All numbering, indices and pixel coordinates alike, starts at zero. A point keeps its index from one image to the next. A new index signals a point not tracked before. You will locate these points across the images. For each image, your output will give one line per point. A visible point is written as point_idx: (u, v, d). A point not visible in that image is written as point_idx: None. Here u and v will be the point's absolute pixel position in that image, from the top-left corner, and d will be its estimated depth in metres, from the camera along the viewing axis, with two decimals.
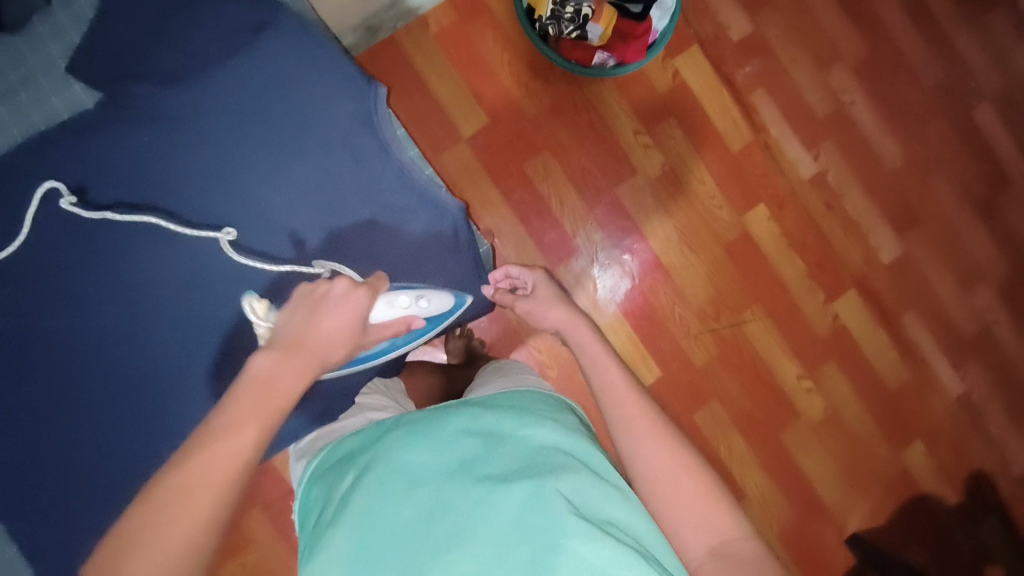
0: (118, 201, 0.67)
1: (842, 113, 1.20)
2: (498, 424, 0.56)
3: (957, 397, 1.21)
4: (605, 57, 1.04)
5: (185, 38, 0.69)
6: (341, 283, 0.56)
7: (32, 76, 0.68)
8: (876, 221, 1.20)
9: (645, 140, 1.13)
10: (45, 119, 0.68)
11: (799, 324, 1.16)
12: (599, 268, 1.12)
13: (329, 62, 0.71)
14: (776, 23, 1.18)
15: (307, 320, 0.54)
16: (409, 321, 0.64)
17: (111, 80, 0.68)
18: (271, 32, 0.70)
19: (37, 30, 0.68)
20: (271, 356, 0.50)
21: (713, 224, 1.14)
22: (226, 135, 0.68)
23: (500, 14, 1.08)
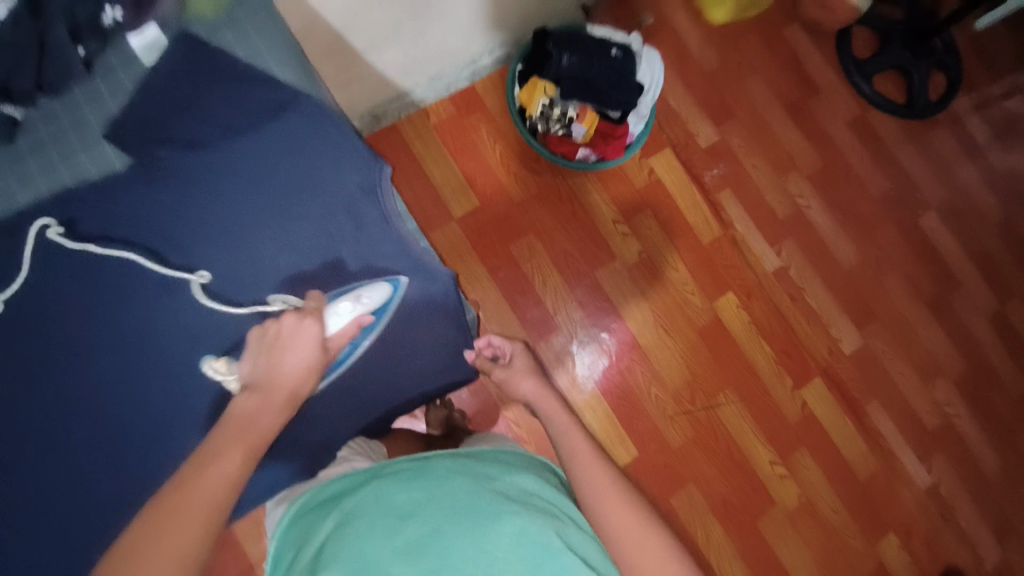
0: (105, 235, 0.70)
1: (800, 214, 1.32)
2: (483, 469, 0.59)
3: (926, 489, 1.23)
4: (588, 153, 1.14)
5: (212, 109, 0.73)
6: (290, 317, 0.62)
7: (63, 134, 0.70)
8: (837, 314, 1.28)
9: (624, 229, 1.21)
10: (70, 176, 0.69)
11: (771, 409, 1.19)
12: (578, 346, 1.16)
13: (343, 141, 0.78)
14: (739, 134, 1.32)
15: (271, 358, 0.59)
16: (357, 325, 0.69)
17: (135, 139, 0.71)
18: (294, 112, 0.75)
19: (72, 95, 0.70)
20: (246, 400, 0.57)
21: (687, 308, 1.21)
22: (240, 198, 0.74)
23: (493, 111, 1.20)
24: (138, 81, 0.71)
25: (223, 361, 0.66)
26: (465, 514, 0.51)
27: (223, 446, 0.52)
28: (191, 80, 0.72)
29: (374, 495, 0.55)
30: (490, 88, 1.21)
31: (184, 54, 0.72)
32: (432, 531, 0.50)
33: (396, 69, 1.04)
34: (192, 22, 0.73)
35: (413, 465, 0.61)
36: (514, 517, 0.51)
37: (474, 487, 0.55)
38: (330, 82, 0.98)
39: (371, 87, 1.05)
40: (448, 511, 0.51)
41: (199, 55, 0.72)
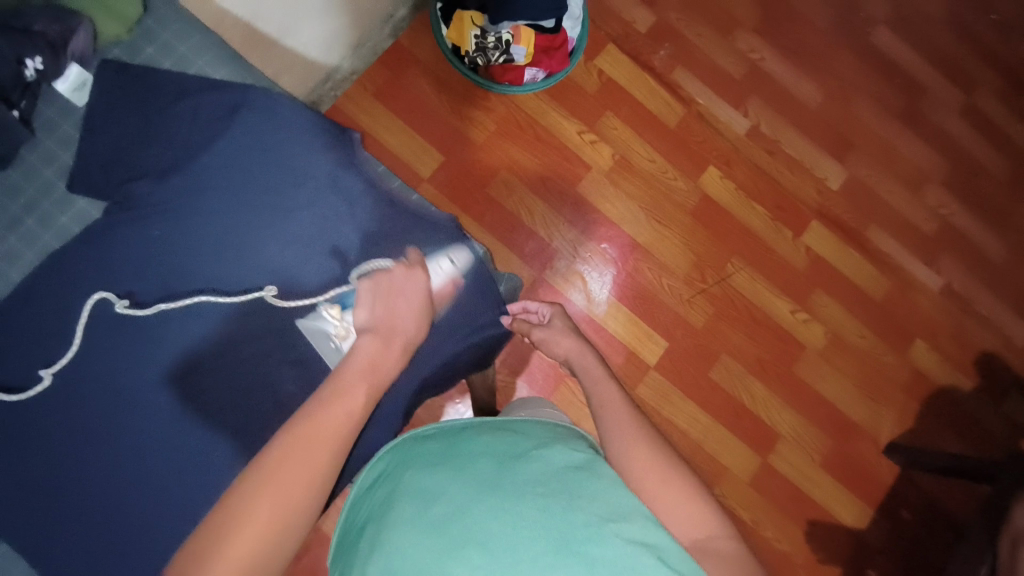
0: (168, 293, 0.69)
1: (755, 68, 1.31)
2: (512, 446, 0.61)
3: (941, 291, 1.28)
4: (536, 72, 1.11)
5: (167, 132, 0.71)
6: (402, 268, 0.64)
7: (36, 203, 0.69)
8: (816, 154, 1.29)
9: (591, 138, 1.21)
10: (60, 237, 0.70)
11: (779, 264, 1.22)
12: (583, 263, 1.17)
13: (303, 121, 0.74)
14: (674, 7, 1.29)
15: (390, 304, 0.61)
16: (452, 283, 0.73)
17: (111, 183, 0.70)
18: (246, 109, 0.72)
19: (27, 159, 0.69)
20: (372, 343, 0.57)
21: (674, 195, 1.21)
22: (229, 211, 0.70)
23: (428, 61, 1.16)
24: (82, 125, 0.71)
25: (337, 309, 0.68)
26: (490, 495, 0.54)
27: (353, 391, 0.52)
28: (135, 107, 0.71)
29: (404, 482, 0.58)
30: (417, 39, 1.17)
31: (121, 84, 0.71)
32: (455, 512, 0.53)
33: (324, 48, 1.02)
34: (112, 49, 0.72)
35: (441, 441, 0.63)
36: (536, 493, 0.55)
37: (498, 465, 0.58)
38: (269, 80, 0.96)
39: (304, 72, 1.03)
40: (472, 492, 0.55)
41: (130, 80, 0.71)
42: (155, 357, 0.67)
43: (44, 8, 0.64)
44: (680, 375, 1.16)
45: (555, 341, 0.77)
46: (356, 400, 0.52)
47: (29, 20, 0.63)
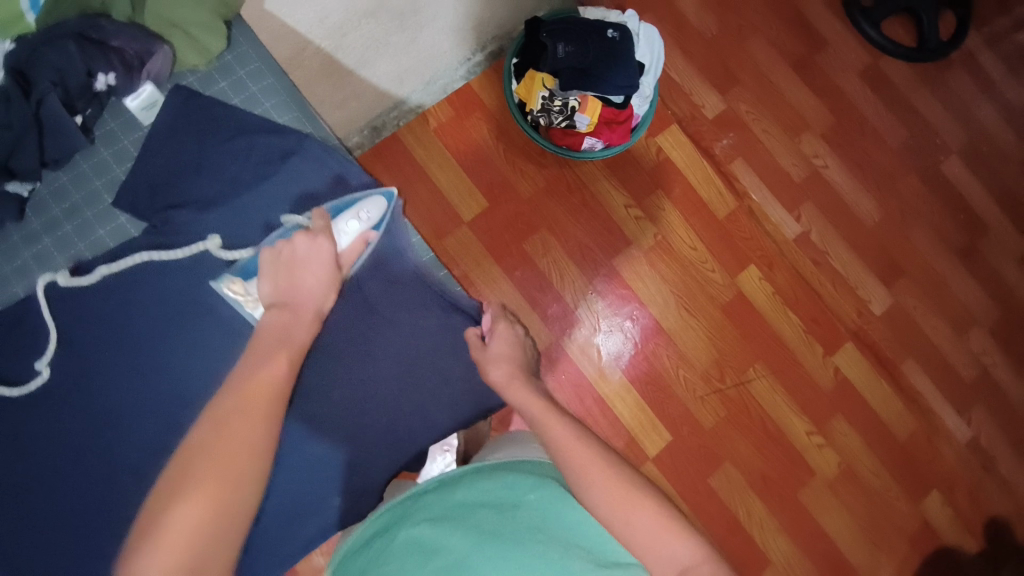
0: (112, 255, 0.68)
1: (817, 175, 1.28)
2: (507, 493, 0.63)
3: (968, 444, 1.22)
4: (594, 142, 1.08)
5: (219, 165, 0.72)
6: (301, 239, 0.65)
7: (78, 209, 0.69)
8: (862, 274, 1.25)
9: (637, 213, 1.19)
10: (93, 248, 0.69)
11: (804, 379, 1.18)
12: (603, 336, 1.15)
13: (351, 180, 0.75)
14: (745, 100, 1.28)
15: (291, 275, 0.64)
16: (364, 241, 0.71)
17: (152, 206, 0.69)
18: (299, 157, 0.73)
19: (80, 166, 0.69)
20: (277, 314, 0.62)
21: (709, 287, 1.19)
22: (259, 254, 0.71)
23: (493, 108, 1.18)
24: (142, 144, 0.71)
25: (239, 283, 0.68)
26: (489, 543, 0.56)
27: (268, 358, 0.56)
28: (191, 133, 0.71)
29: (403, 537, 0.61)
30: (487, 84, 1.18)
31: (183, 111, 0.71)
32: (456, 558, 0.56)
33: (392, 79, 1.02)
34: (187, 75, 0.72)
35: (443, 489, 0.67)
36: (533, 541, 0.57)
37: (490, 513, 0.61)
38: (329, 102, 0.97)
39: (367, 99, 1.03)
40: (471, 540, 0.57)
41: (193, 110, 0.71)
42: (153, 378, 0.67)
43: (124, 25, 0.65)
44: (678, 473, 1.12)
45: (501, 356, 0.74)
46: (274, 368, 0.56)
47: (107, 34, 0.64)
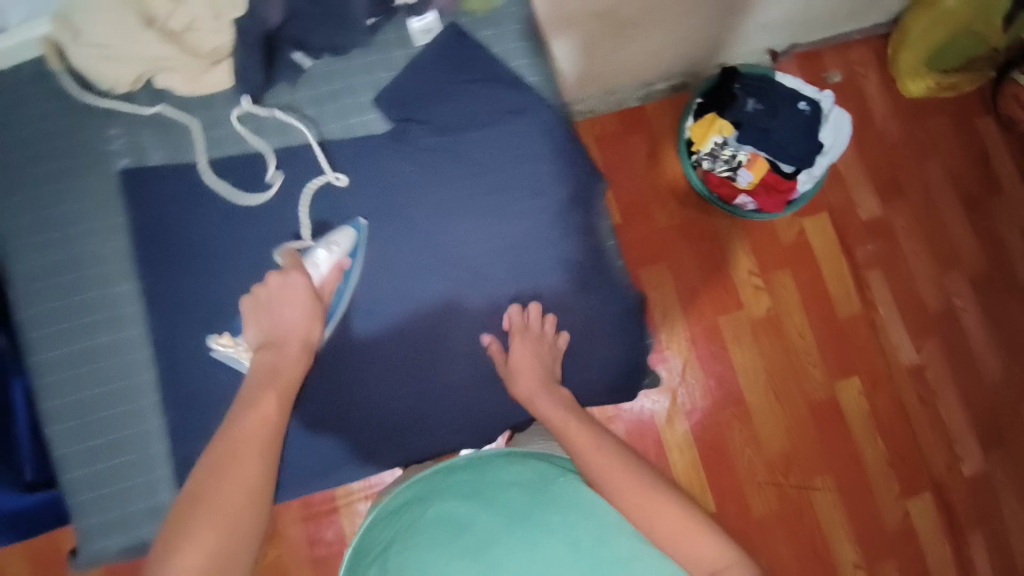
0: (286, 105, 0.82)
1: (952, 315, 1.23)
2: (540, 479, 0.72)
3: None
4: (748, 201, 1.07)
5: (461, 99, 0.84)
6: (273, 279, 0.75)
7: (341, 96, 0.83)
8: (964, 430, 1.19)
9: (757, 283, 1.18)
10: (341, 129, 0.83)
11: (869, 509, 1.13)
12: (682, 384, 1.14)
13: (568, 157, 0.87)
14: (903, 214, 1.25)
15: (271, 315, 0.74)
16: (338, 268, 0.78)
17: (403, 113, 0.83)
18: (527, 116, 0.85)
19: (352, 60, 0.83)
20: (264, 352, 0.72)
21: (805, 380, 1.16)
22: (469, 184, 0.84)
23: (657, 135, 1.20)
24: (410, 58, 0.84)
25: (227, 336, 0.76)
26: (518, 524, 0.64)
27: (258, 400, 0.66)
28: (445, 68, 0.84)
29: (433, 508, 0.69)
30: (660, 113, 1.21)
31: (451, 42, 0.84)
32: (487, 533, 0.64)
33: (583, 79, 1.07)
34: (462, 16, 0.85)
35: (473, 471, 0.74)
36: (561, 523, 0.65)
37: (507, 497, 0.69)
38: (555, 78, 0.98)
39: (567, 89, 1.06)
40: (502, 522, 0.65)
41: (461, 47, 0.84)
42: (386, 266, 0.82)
43: None
44: None
45: (521, 369, 0.80)
46: (261, 407, 0.66)
47: None
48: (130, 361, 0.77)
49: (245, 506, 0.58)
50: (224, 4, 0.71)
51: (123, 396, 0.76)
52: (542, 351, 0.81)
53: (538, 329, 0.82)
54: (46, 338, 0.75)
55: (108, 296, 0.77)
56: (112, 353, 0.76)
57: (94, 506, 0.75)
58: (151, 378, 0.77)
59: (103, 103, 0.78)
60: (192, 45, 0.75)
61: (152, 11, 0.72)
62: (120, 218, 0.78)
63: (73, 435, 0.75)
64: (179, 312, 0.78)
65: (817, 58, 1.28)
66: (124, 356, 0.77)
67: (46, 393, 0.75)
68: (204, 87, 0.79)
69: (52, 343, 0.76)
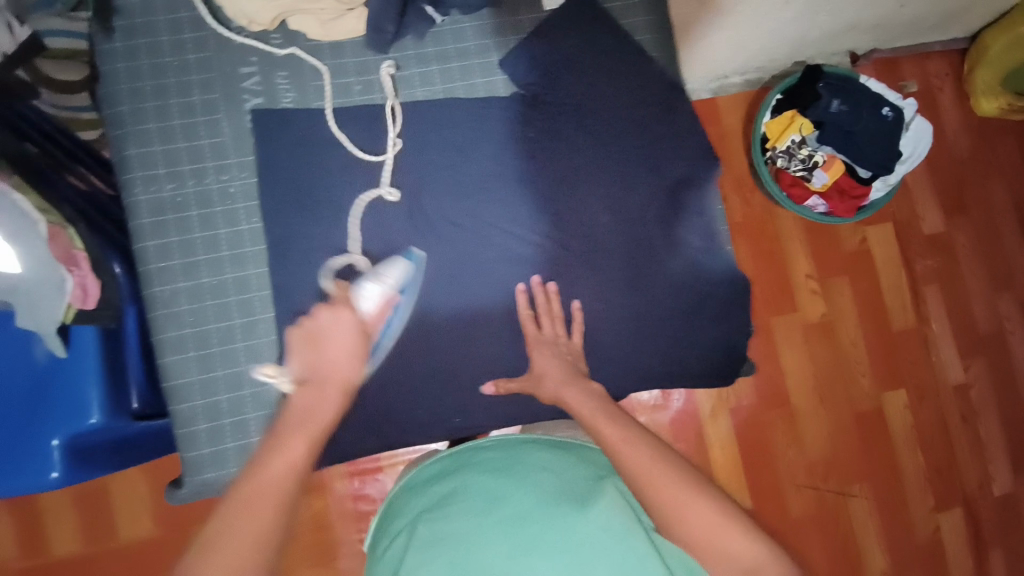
0: (422, 63, 0.87)
1: (1003, 337, 1.22)
2: (571, 466, 0.74)
3: None
4: (819, 203, 1.07)
5: (592, 74, 0.90)
6: (324, 313, 0.70)
7: (470, 54, 0.88)
8: (1004, 452, 1.19)
9: (814, 287, 1.17)
10: (468, 87, 0.88)
11: (903, 520, 1.14)
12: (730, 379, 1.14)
13: (691, 138, 0.92)
14: (965, 232, 1.24)
15: (314, 351, 0.68)
16: (387, 302, 0.76)
17: (534, 82, 0.89)
18: (657, 100, 0.92)
19: (485, 21, 0.88)
20: (304, 392, 0.66)
21: (851, 388, 1.16)
22: (596, 156, 0.89)
23: (727, 129, 1.18)
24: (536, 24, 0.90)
25: (273, 367, 0.70)
26: (553, 502, 0.67)
27: (287, 443, 0.62)
28: (579, 42, 0.90)
29: (469, 483, 0.71)
30: (731, 106, 1.19)
31: (581, 13, 0.90)
32: (521, 510, 0.66)
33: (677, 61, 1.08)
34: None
35: (505, 452, 0.76)
36: (592, 505, 0.66)
37: (535, 493, 0.68)
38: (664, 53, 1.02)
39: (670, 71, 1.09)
40: (537, 500, 0.67)
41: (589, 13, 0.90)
42: (515, 224, 0.87)
43: None
44: None
45: (546, 377, 0.80)
46: (291, 450, 0.61)
47: None
48: (251, 299, 0.79)
49: (267, 537, 0.55)
50: None
51: (244, 333, 0.79)
52: (559, 350, 0.83)
53: (552, 335, 0.84)
54: (169, 269, 0.77)
55: (233, 233, 0.80)
56: (235, 289, 0.79)
57: (205, 439, 0.77)
58: (269, 318, 0.79)
59: (238, 36, 0.82)
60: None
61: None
62: (253, 158, 0.81)
63: (190, 366, 0.77)
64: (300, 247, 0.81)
65: (894, 66, 1.25)
66: (244, 293, 0.79)
67: (165, 322, 0.77)
68: (334, 31, 0.83)
69: (176, 274, 0.78)
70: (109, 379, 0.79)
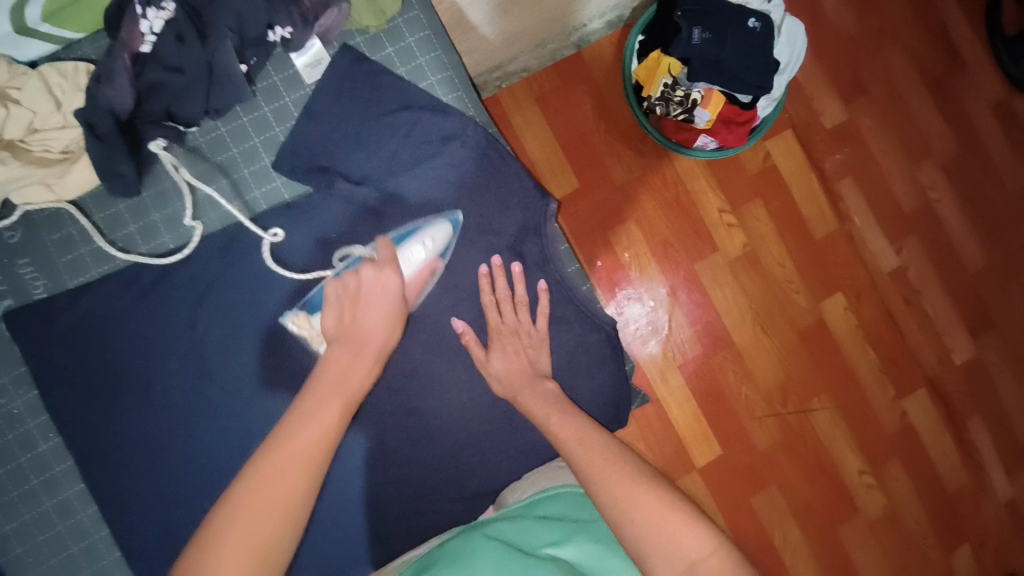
0: (197, 172, 0.74)
1: (929, 209, 1.20)
2: (521, 535, 0.66)
3: (1007, 504, 1.20)
4: (708, 141, 1.01)
5: (379, 139, 0.77)
6: (368, 271, 0.69)
7: (233, 163, 0.75)
8: (953, 324, 1.20)
9: (730, 220, 1.13)
10: (242, 206, 0.75)
11: (866, 417, 1.16)
12: (640, 311, 1.12)
13: (513, 181, 0.81)
14: (869, 113, 1.19)
15: (358, 309, 0.67)
16: (428, 269, 0.76)
17: (309, 170, 0.76)
18: (458, 143, 0.78)
19: (236, 114, 0.74)
20: (342, 352, 0.64)
21: (790, 307, 1.14)
22: None
23: (601, 82, 1.10)
24: (302, 105, 0.76)
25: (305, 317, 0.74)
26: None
27: (323, 403, 0.59)
28: (379, 97, 0.76)
29: None
30: (600, 56, 1.10)
31: (361, 72, 0.76)
32: None
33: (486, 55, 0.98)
34: (355, 35, 0.76)
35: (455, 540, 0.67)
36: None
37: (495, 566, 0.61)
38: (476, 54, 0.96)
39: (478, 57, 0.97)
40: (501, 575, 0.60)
41: (361, 75, 0.76)
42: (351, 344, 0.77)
43: None
44: (718, 489, 1.12)
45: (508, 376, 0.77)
46: (330, 413, 0.59)
47: None
48: (80, 520, 0.73)
49: (280, 534, 0.52)
50: (63, 89, 0.68)
51: (87, 558, 0.73)
52: (520, 345, 0.79)
53: (514, 324, 0.79)
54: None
55: (35, 459, 0.72)
56: (60, 516, 0.72)
57: None
58: (107, 535, 0.73)
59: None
60: (40, 149, 0.69)
61: None
62: (22, 367, 0.73)
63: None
64: (121, 452, 0.73)
65: None
66: (70, 518, 0.73)
67: (12, 568, 0.72)
68: (65, 191, 0.71)
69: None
70: None
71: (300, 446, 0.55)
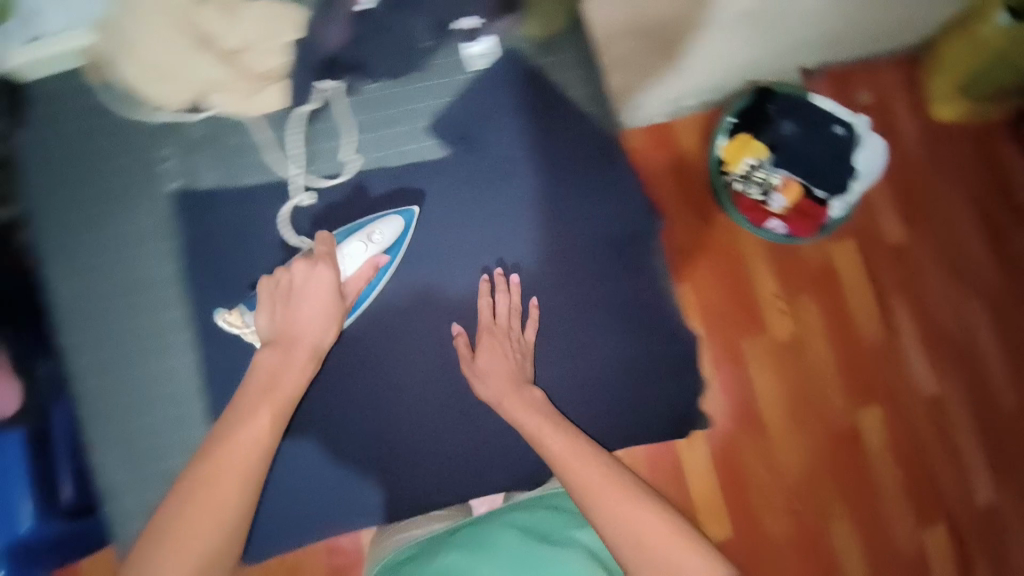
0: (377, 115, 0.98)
1: (972, 345, 1.22)
2: (533, 519, 0.83)
3: None
4: (779, 225, 1.07)
5: (514, 130, 1.01)
6: (301, 268, 0.86)
7: (408, 118, 0.98)
8: (981, 464, 1.19)
9: (781, 307, 1.17)
10: (402, 154, 0.98)
11: (881, 537, 1.14)
12: None
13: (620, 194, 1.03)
14: (927, 241, 1.24)
15: (289, 308, 0.85)
16: (370, 264, 0.92)
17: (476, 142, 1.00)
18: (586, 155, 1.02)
19: (423, 81, 0.99)
20: (272, 354, 0.82)
21: (824, 406, 1.16)
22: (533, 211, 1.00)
23: (687, 152, 1.17)
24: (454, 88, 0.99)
25: (236, 313, 0.90)
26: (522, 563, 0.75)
27: (256, 412, 0.76)
28: (512, 108, 1.01)
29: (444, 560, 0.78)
30: (690, 129, 1.18)
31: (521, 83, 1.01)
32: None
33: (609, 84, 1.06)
34: None
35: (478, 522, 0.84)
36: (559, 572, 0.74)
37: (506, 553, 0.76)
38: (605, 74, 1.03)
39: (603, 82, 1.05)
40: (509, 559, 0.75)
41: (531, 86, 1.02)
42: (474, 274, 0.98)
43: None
44: None
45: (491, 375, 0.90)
46: (260, 419, 0.75)
47: None
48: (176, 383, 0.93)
49: (214, 529, 0.65)
50: (279, 28, 0.91)
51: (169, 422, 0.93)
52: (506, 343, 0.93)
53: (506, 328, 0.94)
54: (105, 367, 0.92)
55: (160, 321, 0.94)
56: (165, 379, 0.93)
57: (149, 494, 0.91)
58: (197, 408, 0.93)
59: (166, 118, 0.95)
60: (244, 66, 0.93)
61: (214, 34, 0.90)
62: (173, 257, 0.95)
63: (125, 450, 0.92)
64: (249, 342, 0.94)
65: (847, 79, 1.27)
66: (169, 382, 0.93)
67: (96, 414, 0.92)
68: (251, 105, 0.95)
69: (117, 364, 0.93)
70: (37, 488, 0.88)
71: (232, 466, 0.70)
